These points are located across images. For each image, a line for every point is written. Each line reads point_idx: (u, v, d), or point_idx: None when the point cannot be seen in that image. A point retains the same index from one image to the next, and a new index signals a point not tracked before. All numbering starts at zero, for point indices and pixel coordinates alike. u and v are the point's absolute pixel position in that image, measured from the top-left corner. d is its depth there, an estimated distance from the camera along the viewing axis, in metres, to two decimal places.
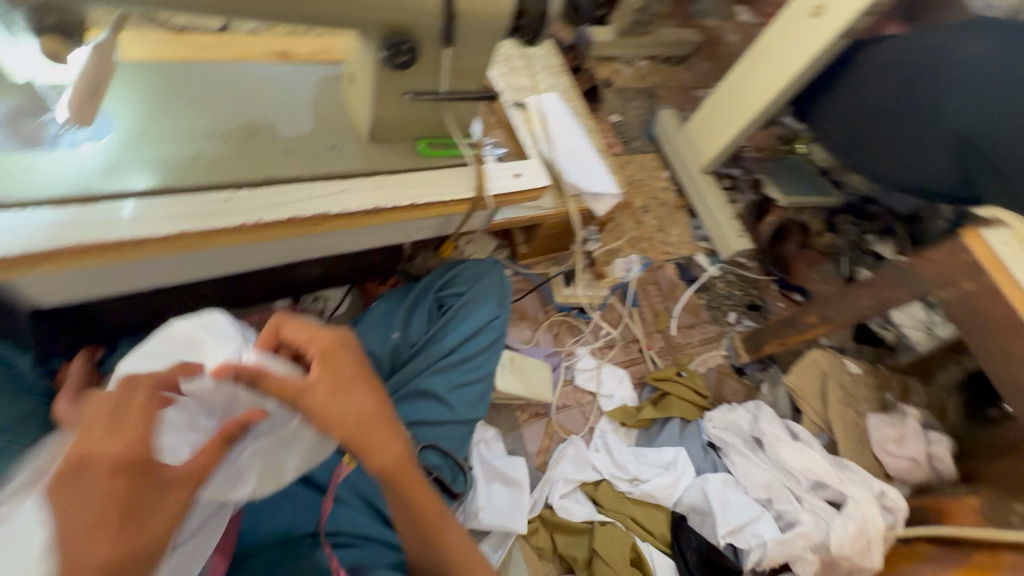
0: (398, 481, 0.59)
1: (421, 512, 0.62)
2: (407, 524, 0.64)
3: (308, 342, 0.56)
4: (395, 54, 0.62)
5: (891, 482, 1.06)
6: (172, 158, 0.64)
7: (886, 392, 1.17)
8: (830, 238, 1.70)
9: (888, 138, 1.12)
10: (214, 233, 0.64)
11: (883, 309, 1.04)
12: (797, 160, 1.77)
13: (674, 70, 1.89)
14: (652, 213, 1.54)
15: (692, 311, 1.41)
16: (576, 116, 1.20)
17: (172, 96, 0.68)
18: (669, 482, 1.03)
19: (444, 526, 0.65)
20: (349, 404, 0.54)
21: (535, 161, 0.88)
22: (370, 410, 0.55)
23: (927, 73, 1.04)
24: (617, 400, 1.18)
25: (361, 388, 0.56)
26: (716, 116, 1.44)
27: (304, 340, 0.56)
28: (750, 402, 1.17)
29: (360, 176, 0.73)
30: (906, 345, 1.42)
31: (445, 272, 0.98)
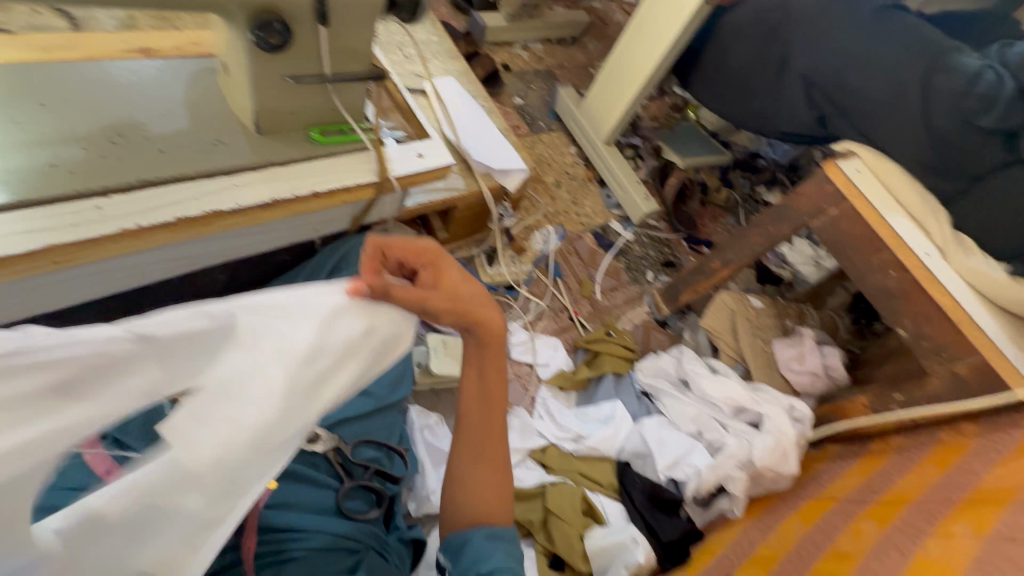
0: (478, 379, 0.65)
1: (489, 427, 0.67)
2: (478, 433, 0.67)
3: (420, 250, 0.58)
4: (268, 34, 0.60)
5: (800, 397, 1.18)
6: (22, 168, 0.58)
7: (786, 319, 1.30)
8: (726, 193, 1.86)
9: (755, 93, 1.25)
10: (86, 243, 0.58)
11: (772, 244, 1.16)
12: (689, 125, 1.91)
13: (568, 51, 1.97)
14: (564, 187, 1.60)
15: (613, 274, 1.49)
16: (475, 97, 1.22)
17: (14, 101, 0.62)
18: (610, 434, 1.09)
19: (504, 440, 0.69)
20: (473, 289, 0.62)
21: (437, 140, 0.88)
22: (485, 299, 0.63)
23: (775, 33, 1.17)
24: (553, 367, 1.22)
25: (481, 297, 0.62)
26: (609, 88, 1.52)
27: (415, 251, 0.58)
28: (674, 349, 1.27)
29: (250, 170, 0.70)
30: (801, 279, 1.60)
31: (336, 250, 0.88)
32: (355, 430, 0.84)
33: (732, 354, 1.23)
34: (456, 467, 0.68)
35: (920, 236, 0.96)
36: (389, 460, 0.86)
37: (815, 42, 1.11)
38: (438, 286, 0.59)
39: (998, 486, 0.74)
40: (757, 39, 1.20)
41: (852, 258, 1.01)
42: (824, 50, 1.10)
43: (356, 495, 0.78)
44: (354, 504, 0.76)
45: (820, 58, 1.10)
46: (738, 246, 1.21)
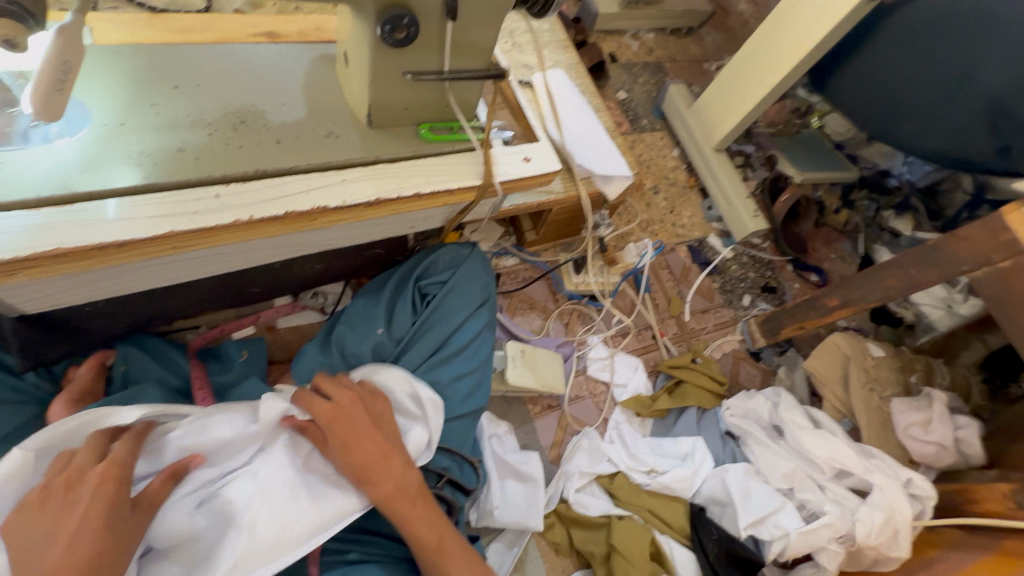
0: (397, 514, 0.67)
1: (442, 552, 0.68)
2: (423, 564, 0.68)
3: (327, 393, 0.70)
4: (395, 29, 0.57)
5: (917, 468, 1.03)
6: (156, 152, 0.60)
7: (910, 374, 1.13)
8: (846, 215, 1.64)
9: (915, 108, 1.06)
10: (205, 232, 0.59)
11: (910, 290, 1.00)
12: (812, 134, 1.70)
13: (682, 42, 1.81)
14: (662, 194, 1.49)
15: (706, 294, 1.37)
16: (584, 93, 1.14)
17: (153, 83, 0.63)
18: (688, 474, 1.00)
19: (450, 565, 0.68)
20: (357, 435, 0.68)
21: (546, 144, 0.83)
22: (382, 444, 0.69)
23: (956, 37, 0.98)
24: (631, 390, 1.15)
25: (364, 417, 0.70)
26: (729, 90, 1.38)
27: (324, 391, 0.70)
28: (769, 389, 1.14)
29: (359, 165, 0.68)
30: (926, 324, 1.35)
31: (422, 259, 0.92)
32: None
33: (838, 406, 1.09)
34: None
35: None
36: (459, 467, 0.85)
37: (1011, 52, 0.92)
38: (330, 423, 0.68)
39: None
40: (930, 42, 1.00)
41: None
42: (1021, 64, 0.90)
43: None
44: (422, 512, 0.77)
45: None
46: (866, 286, 1.06)
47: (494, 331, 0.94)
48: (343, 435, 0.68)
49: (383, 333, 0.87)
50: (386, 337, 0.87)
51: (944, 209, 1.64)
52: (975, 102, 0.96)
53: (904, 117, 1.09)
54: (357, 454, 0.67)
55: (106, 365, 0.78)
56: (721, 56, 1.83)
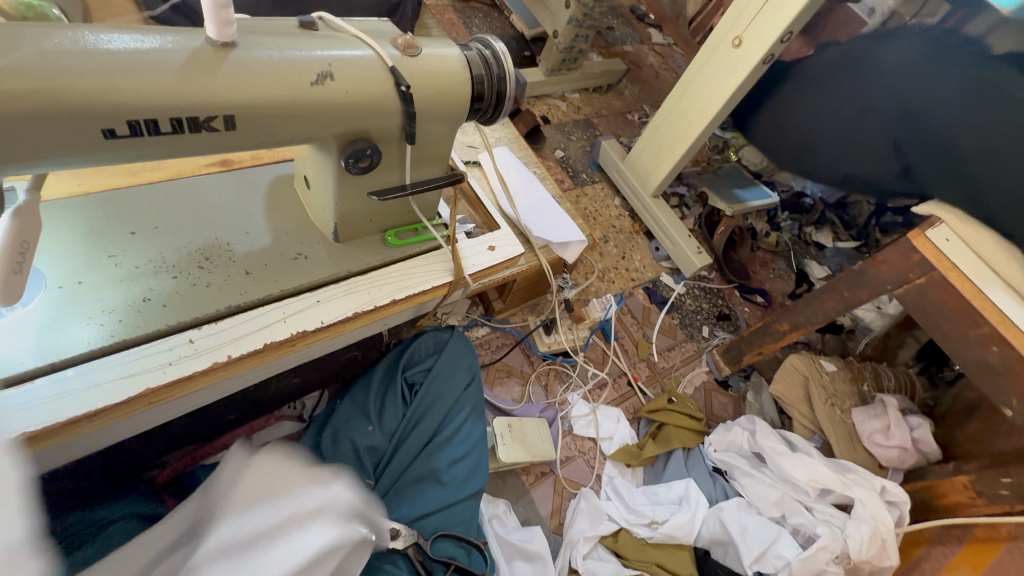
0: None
1: None
2: None
3: None
4: (358, 160, 0.59)
5: (886, 472, 1.11)
6: (121, 306, 0.57)
7: (862, 383, 1.23)
8: (775, 237, 1.80)
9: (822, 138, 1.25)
10: (183, 381, 0.57)
11: (848, 309, 1.11)
12: (733, 167, 1.88)
13: (605, 98, 1.97)
14: (613, 242, 1.57)
15: (668, 332, 1.44)
16: (528, 165, 1.22)
17: (109, 232, 0.62)
18: (686, 519, 1.02)
19: None
20: None
21: (507, 229, 0.86)
22: None
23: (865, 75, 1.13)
24: (618, 441, 1.17)
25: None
26: (657, 142, 1.50)
27: None
28: (744, 418, 1.20)
29: (333, 283, 0.69)
30: (863, 327, 1.50)
31: (404, 350, 0.96)
32: (433, 524, 0.83)
33: (807, 423, 1.17)
34: None
35: None
36: (468, 554, 0.83)
37: (911, 110, 1.07)
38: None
39: None
40: (856, 80, 1.15)
41: (945, 331, 0.96)
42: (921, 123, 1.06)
43: None
44: None
45: (913, 124, 1.08)
46: (808, 310, 1.16)
47: (481, 413, 0.95)
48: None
49: (374, 431, 0.88)
50: (378, 434, 0.87)
51: (853, 220, 1.88)
52: (883, 143, 1.15)
53: (823, 139, 1.24)
54: None
55: None
56: (641, 106, 2.00)
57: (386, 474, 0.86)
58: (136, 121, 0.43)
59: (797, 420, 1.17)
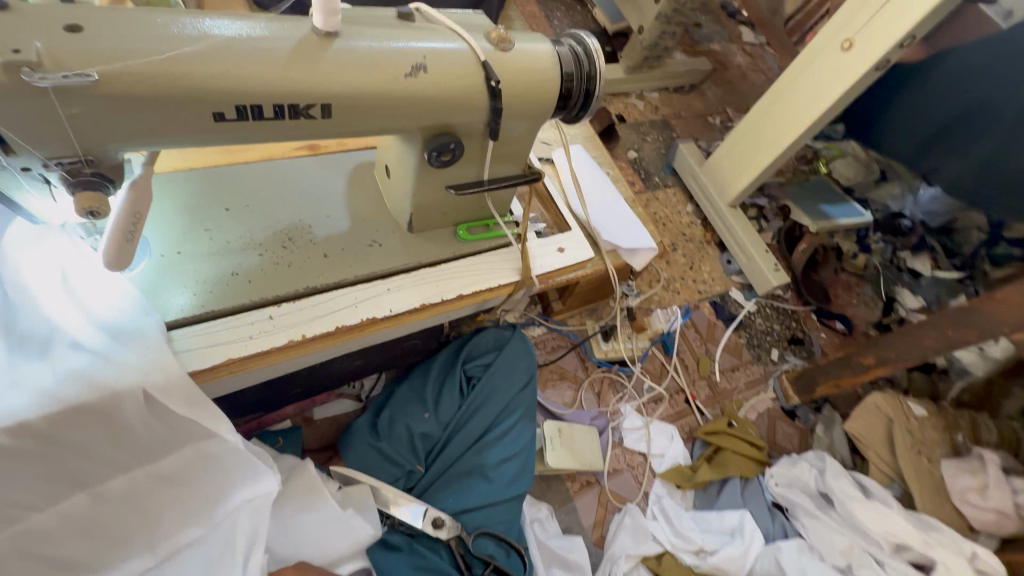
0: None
1: None
2: None
3: None
4: (441, 153, 0.59)
5: (977, 536, 0.98)
6: (212, 278, 0.61)
7: (956, 432, 1.10)
8: (864, 260, 1.65)
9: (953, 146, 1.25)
10: (259, 355, 0.60)
11: (950, 350, 0.99)
12: (822, 181, 1.74)
13: (686, 98, 1.88)
14: (681, 250, 1.50)
15: (733, 352, 1.36)
16: (602, 165, 1.18)
17: (207, 208, 0.66)
18: (739, 553, 0.96)
19: None
20: None
21: (578, 232, 0.83)
22: None
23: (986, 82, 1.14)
24: (669, 459, 1.12)
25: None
26: (741, 149, 1.41)
27: None
28: (812, 453, 1.11)
29: (403, 273, 0.70)
30: (960, 368, 1.36)
31: (465, 342, 0.96)
32: (477, 520, 0.82)
33: (886, 469, 1.06)
34: None
35: None
36: (506, 555, 0.82)
37: None
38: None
39: None
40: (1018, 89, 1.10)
41: None
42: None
43: None
44: None
45: None
46: (900, 345, 1.05)
47: (536, 415, 0.94)
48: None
49: (430, 419, 0.89)
50: (433, 423, 0.89)
51: (960, 246, 1.70)
52: None
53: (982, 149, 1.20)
54: None
55: None
56: (724, 109, 1.89)
57: (437, 462, 0.87)
58: (242, 105, 0.45)
59: (874, 464, 1.07)
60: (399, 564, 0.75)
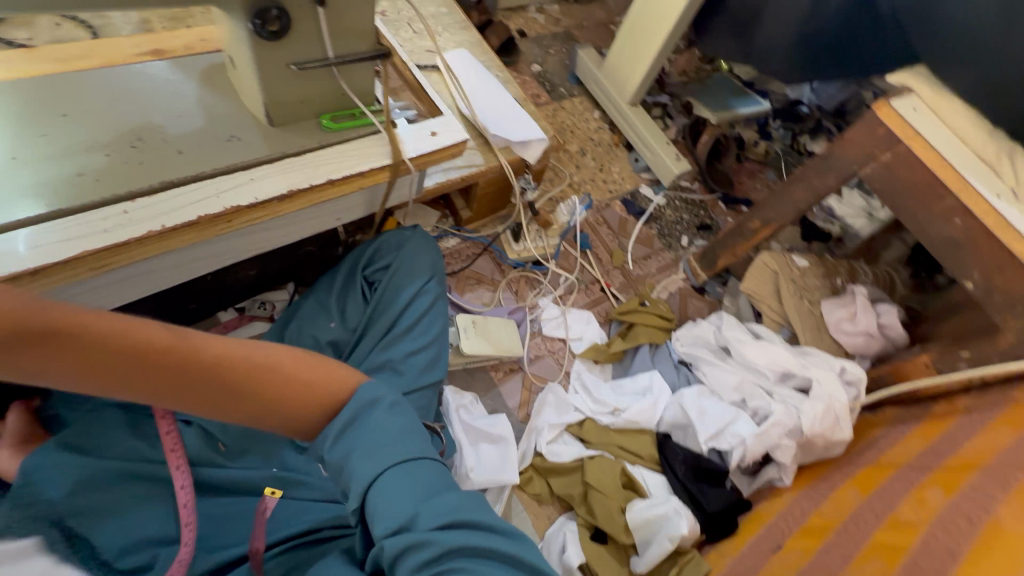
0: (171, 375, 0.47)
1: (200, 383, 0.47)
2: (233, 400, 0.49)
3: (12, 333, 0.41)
4: (265, 21, 0.59)
5: (852, 359, 1.11)
6: (55, 179, 0.60)
7: (835, 277, 1.22)
8: (765, 146, 1.74)
9: None
10: (119, 247, 0.60)
11: (817, 198, 1.08)
12: (721, 76, 1.79)
13: (586, 8, 1.87)
14: (590, 154, 1.54)
15: (645, 242, 1.43)
16: (489, 68, 1.18)
17: (41, 114, 0.64)
18: (648, 406, 1.06)
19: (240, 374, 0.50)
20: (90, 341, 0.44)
21: (451, 117, 0.85)
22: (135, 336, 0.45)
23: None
24: (587, 340, 1.20)
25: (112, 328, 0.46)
26: (632, 44, 1.43)
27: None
28: (714, 315, 1.21)
29: (266, 163, 0.70)
30: (852, 233, 1.47)
31: (365, 249, 0.98)
32: None
33: (776, 317, 1.17)
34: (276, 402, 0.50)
35: (985, 176, 0.88)
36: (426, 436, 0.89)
37: None
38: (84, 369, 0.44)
39: (975, 454, 0.80)
40: None
41: (909, 207, 0.94)
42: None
43: None
44: None
45: None
46: (778, 203, 1.14)
47: (442, 306, 0.98)
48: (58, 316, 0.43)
49: (337, 326, 0.92)
50: (341, 329, 0.92)
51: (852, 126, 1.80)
52: None
53: None
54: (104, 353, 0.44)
55: (37, 410, 0.77)
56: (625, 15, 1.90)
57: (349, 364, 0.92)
58: None
59: (766, 314, 1.18)
60: (314, 460, 0.79)
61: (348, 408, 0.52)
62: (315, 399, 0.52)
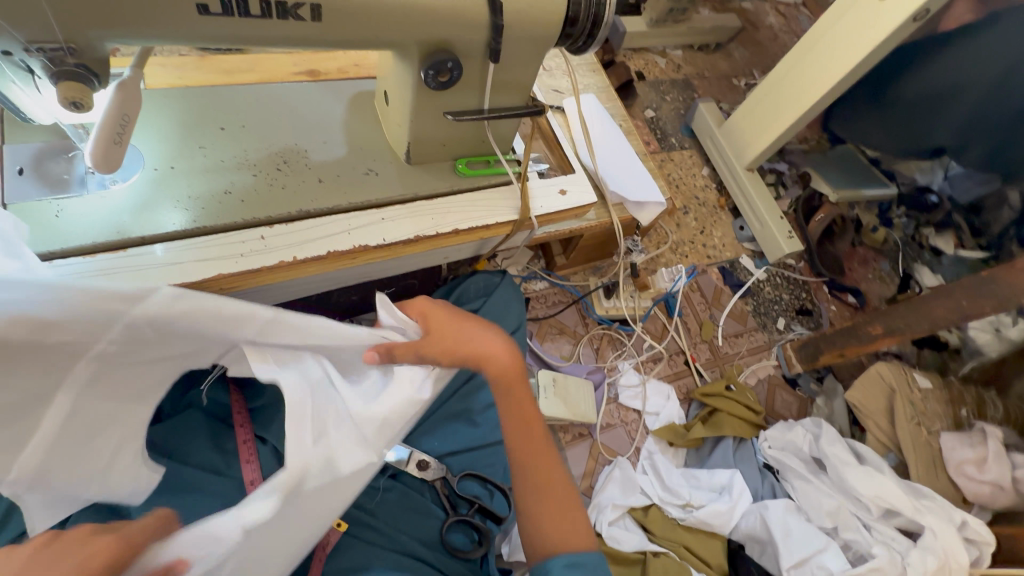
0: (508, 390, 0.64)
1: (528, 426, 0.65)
2: (519, 457, 0.65)
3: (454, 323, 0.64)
4: (438, 72, 0.57)
5: (969, 508, 0.98)
6: (205, 195, 0.61)
7: (959, 407, 1.08)
8: (884, 234, 1.59)
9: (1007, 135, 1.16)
10: (251, 272, 0.60)
11: (962, 321, 0.95)
12: (848, 149, 1.66)
13: (711, 58, 1.79)
14: (693, 214, 1.46)
15: (738, 318, 1.34)
16: (615, 117, 1.14)
17: (202, 125, 0.65)
18: (725, 509, 0.96)
19: (552, 467, 0.65)
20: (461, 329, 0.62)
21: (581, 175, 0.81)
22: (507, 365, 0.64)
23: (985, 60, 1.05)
24: (664, 418, 1.12)
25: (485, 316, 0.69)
26: (763, 110, 1.35)
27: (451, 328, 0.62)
28: (809, 420, 1.10)
29: (398, 204, 0.69)
30: (972, 349, 1.30)
31: (453, 289, 0.95)
32: (462, 463, 0.86)
33: (883, 439, 1.05)
34: (532, 497, 0.63)
35: None
36: (490, 495, 0.83)
37: None
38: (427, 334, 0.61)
39: None
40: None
41: None
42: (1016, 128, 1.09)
43: (457, 529, 0.79)
44: (455, 540, 0.77)
45: None
46: (911, 315, 1.02)
47: None
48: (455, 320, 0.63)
49: None
50: None
51: (990, 227, 1.59)
52: None
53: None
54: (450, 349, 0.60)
55: None
56: (751, 71, 1.80)
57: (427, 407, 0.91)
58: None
59: (872, 433, 1.06)
60: (380, 503, 0.76)
61: (579, 555, 0.60)
62: (557, 534, 0.62)
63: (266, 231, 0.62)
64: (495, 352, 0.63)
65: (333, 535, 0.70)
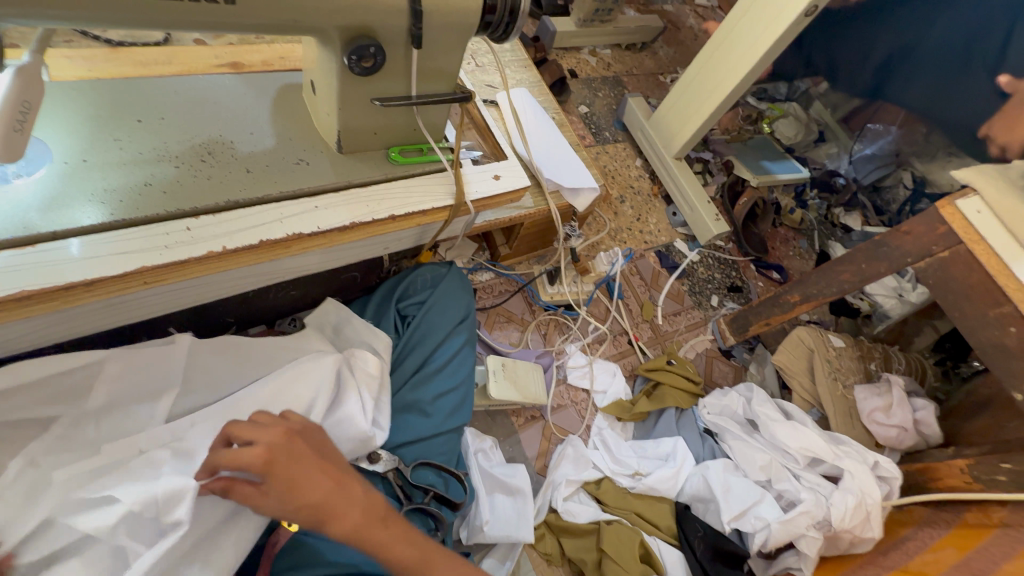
0: (367, 550, 0.53)
1: (418, 550, 0.56)
2: None
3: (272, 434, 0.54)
4: (361, 58, 0.58)
5: (882, 451, 1.09)
6: (123, 188, 0.59)
7: (869, 362, 1.20)
8: (801, 214, 1.73)
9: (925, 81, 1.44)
10: (178, 265, 0.59)
11: (863, 283, 1.06)
12: (765, 138, 1.79)
13: (637, 56, 1.89)
14: (629, 202, 1.54)
15: (676, 297, 1.42)
16: (547, 110, 1.19)
17: (116, 117, 0.62)
18: (671, 474, 1.02)
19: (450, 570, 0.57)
20: (299, 466, 0.53)
21: (514, 161, 0.84)
22: (365, 501, 0.55)
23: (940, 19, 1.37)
24: (611, 395, 1.17)
25: (328, 456, 0.57)
26: (685, 101, 1.44)
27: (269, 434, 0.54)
28: (742, 385, 1.18)
29: (331, 192, 0.69)
30: (881, 313, 1.42)
31: (402, 280, 0.97)
32: (413, 453, 0.83)
33: (806, 396, 1.15)
34: None
35: None
36: (446, 483, 0.83)
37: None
38: (269, 484, 0.51)
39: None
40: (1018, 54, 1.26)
41: (963, 308, 0.93)
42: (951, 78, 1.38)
43: (413, 519, 0.78)
44: (412, 529, 0.76)
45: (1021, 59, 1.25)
46: (821, 281, 1.13)
47: (474, 347, 0.96)
48: (278, 440, 0.53)
49: None
50: None
51: (890, 204, 1.76)
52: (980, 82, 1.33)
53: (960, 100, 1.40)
54: (305, 486, 0.52)
55: None
56: (675, 68, 1.92)
57: None
58: None
59: (797, 392, 1.15)
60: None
61: None
62: None
63: (193, 223, 0.60)
64: (341, 490, 0.54)
65: (281, 534, 0.67)
